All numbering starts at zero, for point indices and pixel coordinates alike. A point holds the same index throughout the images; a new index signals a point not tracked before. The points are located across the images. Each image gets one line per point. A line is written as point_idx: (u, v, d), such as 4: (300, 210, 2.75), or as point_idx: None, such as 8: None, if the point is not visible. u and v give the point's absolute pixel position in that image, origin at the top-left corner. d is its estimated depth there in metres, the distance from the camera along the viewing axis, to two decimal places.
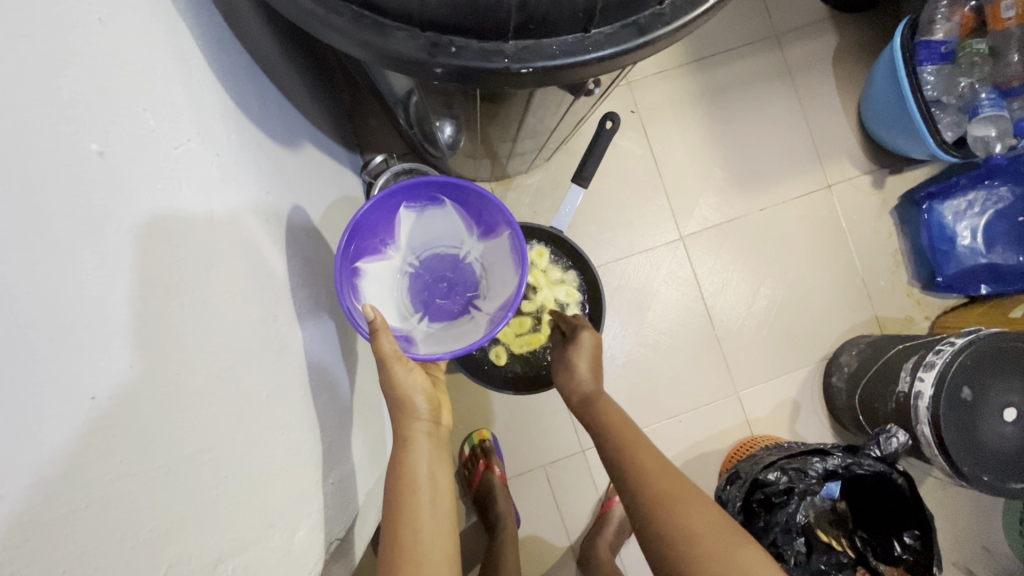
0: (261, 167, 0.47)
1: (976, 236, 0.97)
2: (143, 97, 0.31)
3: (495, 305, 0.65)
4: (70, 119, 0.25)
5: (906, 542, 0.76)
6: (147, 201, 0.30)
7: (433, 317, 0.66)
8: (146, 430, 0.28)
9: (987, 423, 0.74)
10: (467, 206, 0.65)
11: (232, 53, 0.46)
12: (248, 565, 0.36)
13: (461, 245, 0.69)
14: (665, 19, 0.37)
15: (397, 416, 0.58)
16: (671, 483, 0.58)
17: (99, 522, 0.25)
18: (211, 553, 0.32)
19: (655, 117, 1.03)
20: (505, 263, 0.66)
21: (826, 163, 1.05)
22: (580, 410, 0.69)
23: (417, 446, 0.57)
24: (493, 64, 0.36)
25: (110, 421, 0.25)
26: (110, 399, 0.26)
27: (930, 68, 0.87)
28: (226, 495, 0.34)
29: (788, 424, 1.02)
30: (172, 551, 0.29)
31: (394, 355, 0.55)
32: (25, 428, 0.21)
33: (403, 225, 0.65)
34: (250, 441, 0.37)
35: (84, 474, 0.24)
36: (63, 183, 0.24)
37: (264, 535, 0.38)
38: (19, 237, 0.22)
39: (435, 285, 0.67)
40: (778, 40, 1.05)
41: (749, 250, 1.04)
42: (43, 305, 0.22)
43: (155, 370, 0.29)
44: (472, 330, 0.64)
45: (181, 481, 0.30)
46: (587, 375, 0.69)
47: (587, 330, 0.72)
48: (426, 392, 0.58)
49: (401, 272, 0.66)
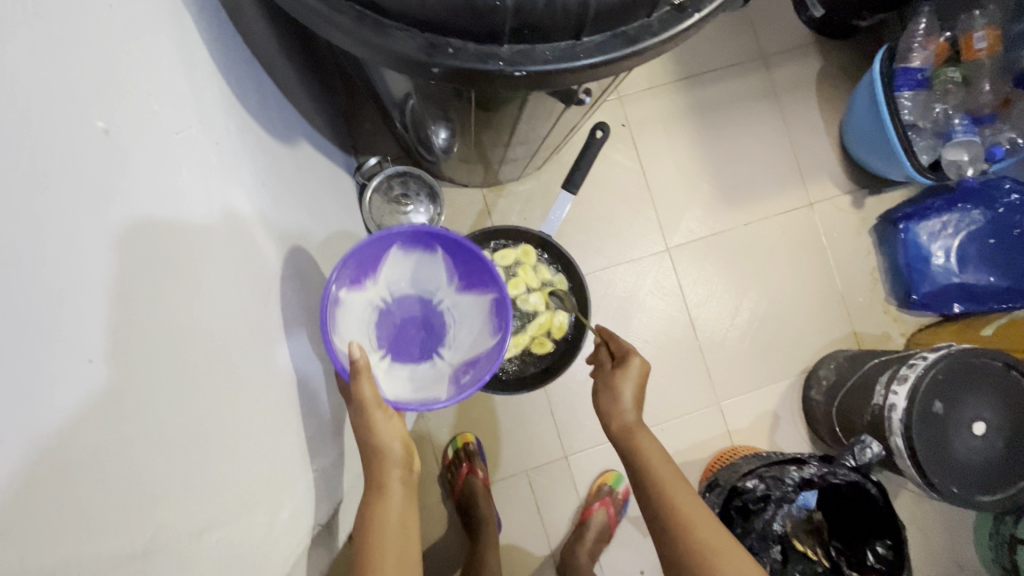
0: (257, 158, 0.48)
1: (949, 257, 1.00)
2: (148, 82, 0.32)
3: (462, 359, 0.67)
4: (79, 96, 0.27)
5: (878, 552, 0.78)
6: (150, 180, 0.31)
7: (396, 356, 0.65)
8: (142, 396, 0.29)
9: (957, 436, 0.77)
10: (456, 259, 0.67)
11: (233, 48, 0.47)
12: (230, 542, 0.36)
13: (436, 290, 0.69)
14: (654, 30, 0.39)
15: (372, 462, 0.58)
16: (710, 531, 0.60)
17: (83, 478, 0.26)
18: (193, 523, 0.33)
19: (645, 131, 1.06)
20: (481, 321, 0.68)
21: (808, 181, 1.08)
22: (619, 438, 0.70)
23: (391, 493, 0.58)
24: (487, 66, 0.38)
25: (109, 383, 0.27)
26: (106, 361, 0.27)
27: (907, 93, 0.90)
28: (211, 469, 0.34)
29: (767, 434, 1.04)
30: (156, 516, 0.30)
31: (374, 402, 0.55)
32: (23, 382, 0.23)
33: (389, 260, 0.65)
34: (237, 419, 0.37)
35: (76, 431, 0.25)
36: (69, 155, 0.26)
37: (247, 512, 0.38)
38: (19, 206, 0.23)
39: (403, 325, 0.67)
40: (765, 62, 1.08)
41: (734, 264, 1.06)
42: (49, 272, 0.24)
43: (147, 339, 0.30)
44: (435, 380, 0.65)
45: (168, 449, 0.31)
46: (630, 406, 0.70)
47: (638, 356, 0.72)
48: (402, 439, 0.59)
49: (373, 305, 0.65)
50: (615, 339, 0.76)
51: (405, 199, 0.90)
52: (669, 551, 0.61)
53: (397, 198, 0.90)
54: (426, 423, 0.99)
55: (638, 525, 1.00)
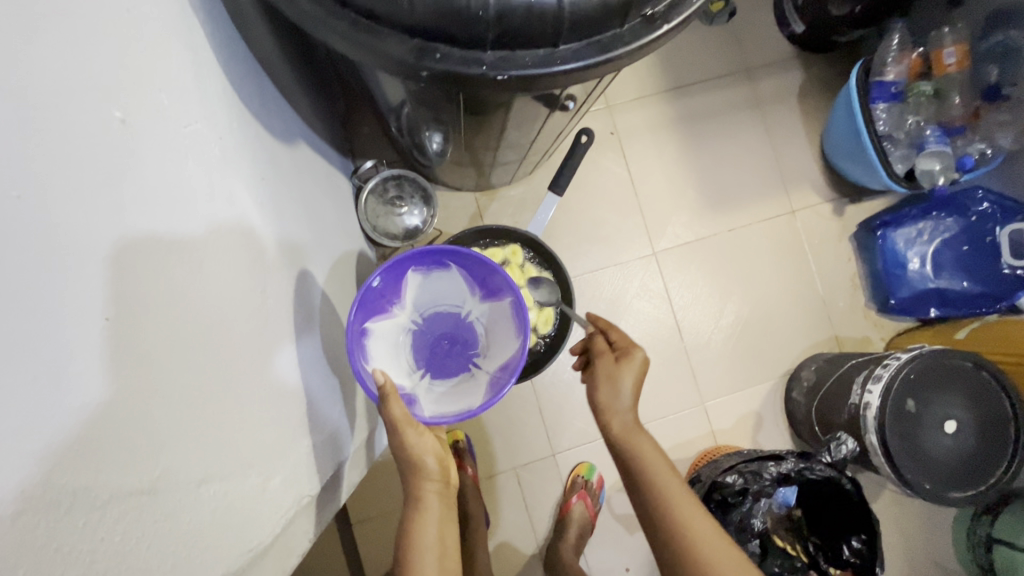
0: (259, 154, 0.51)
1: (924, 262, 1.03)
2: (158, 80, 0.36)
3: (496, 365, 0.68)
4: (98, 89, 0.30)
5: (853, 546, 0.80)
6: (156, 166, 0.35)
7: (435, 374, 0.70)
8: (144, 355, 0.32)
9: (927, 434, 0.80)
10: (470, 272, 0.69)
11: (238, 52, 0.51)
12: (223, 497, 0.40)
13: (462, 304, 0.72)
14: (626, 40, 0.42)
15: (408, 476, 0.61)
16: (722, 552, 0.61)
17: (98, 420, 0.29)
18: (192, 475, 0.36)
19: (633, 139, 1.10)
20: (506, 325, 0.69)
21: (791, 189, 1.12)
22: (620, 436, 0.70)
23: (427, 505, 0.60)
24: (471, 70, 0.41)
25: (118, 339, 0.30)
26: (116, 320, 0.30)
27: (881, 106, 0.95)
28: (209, 428, 0.38)
29: (751, 434, 1.06)
30: (160, 463, 0.33)
31: (405, 420, 0.58)
32: (51, 326, 0.26)
33: (408, 287, 0.69)
34: (233, 387, 0.41)
35: (95, 378, 0.28)
36: (86, 139, 0.29)
37: (240, 474, 0.41)
38: (50, 178, 0.27)
39: (437, 343, 0.71)
40: (749, 75, 1.13)
41: (718, 268, 1.10)
42: (67, 236, 0.27)
43: (149, 304, 0.33)
44: (473, 388, 0.68)
45: (171, 405, 0.34)
46: (630, 395, 0.71)
47: (640, 350, 0.73)
48: (437, 453, 0.61)
49: (405, 329, 0.70)
50: (615, 329, 0.76)
51: (400, 203, 0.93)
52: (673, 559, 0.63)
53: (392, 200, 0.93)
54: None
55: (625, 523, 1.02)
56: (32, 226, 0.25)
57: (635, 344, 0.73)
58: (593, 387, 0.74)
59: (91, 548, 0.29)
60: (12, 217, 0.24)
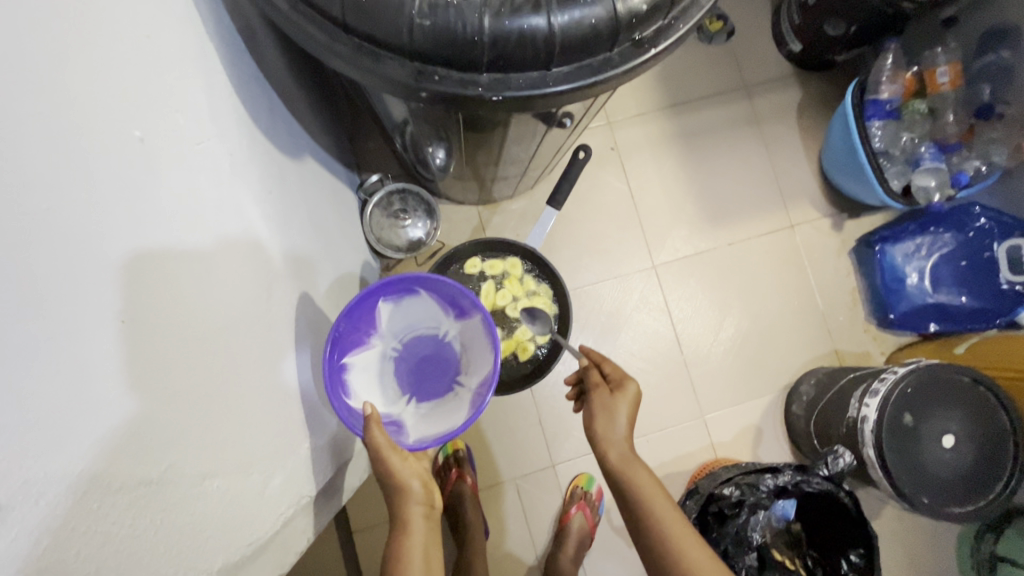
0: (267, 168, 0.53)
1: (922, 277, 1.04)
2: (175, 100, 0.39)
3: (477, 382, 0.69)
4: (120, 110, 0.33)
5: (852, 560, 0.80)
6: (171, 180, 0.37)
7: (421, 397, 0.70)
8: (157, 354, 0.34)
9: (928, 448, 0.80)
10: (441, 295, 0.70)
11: (250, 72, 0.54)
12: (226, 492, 0.41)
13: (439, 325, 0.73)
14: (615, 62, 0.44)
15: (395, 500, 0.63)
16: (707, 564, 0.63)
17: (117, 417, 0.31)
18: (197, 469, 0.38)
19: (634, 155, 1.12)
20: (482, 342, 0.70)
21: (789, 204, 1.13)
22: (617, 467, 0.70)
23: (413, 528, 0.61)
24: (467, 91, 0.44)
25: (133, 339, 0.32)
26: (132, 323, 0.32)
27: (877, 123, 0.96)
28: (212, 425, 0.39)
29: (751, 448, 1.07)
30: (167, 458, 0.35)
31: (388, 446, 0.59)
32: (74, 325, 0.28)
33: (382, 316, 0.69)
34: (236, 387, 0.42)
35: (112, 374, 0.30)
36: (109, 155, 0.32)
37: (242, 472, 0.43)
38: (78, 189, 0.29)
39: (420, 366, 0.71)
40: (748, 92, 1.15)
41: (718, 281, 1.11)
42: (92, 242, 0.30)
43: (161, 307, 0.35)
44: (458, 407, 0.68)
45: (180, 402, 0.36)
46: (624, 430, 0.72)
47: (633, 380, 0.74)
48: (421, 477, 0.63)
49: (386, 357, 0.70)
50: (609, 363, 0.78)
51: (404, 215, 0.95)
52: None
53: (396, 213, 0.95)
54: None
55: (624, 535, 1.02)
56: (59, 231, 0.28)
57: (629, 375, 0.75)
58: (591, 421, 0.75)
59: (105, 530, 0.30)
60: (40, 224, 0.26)
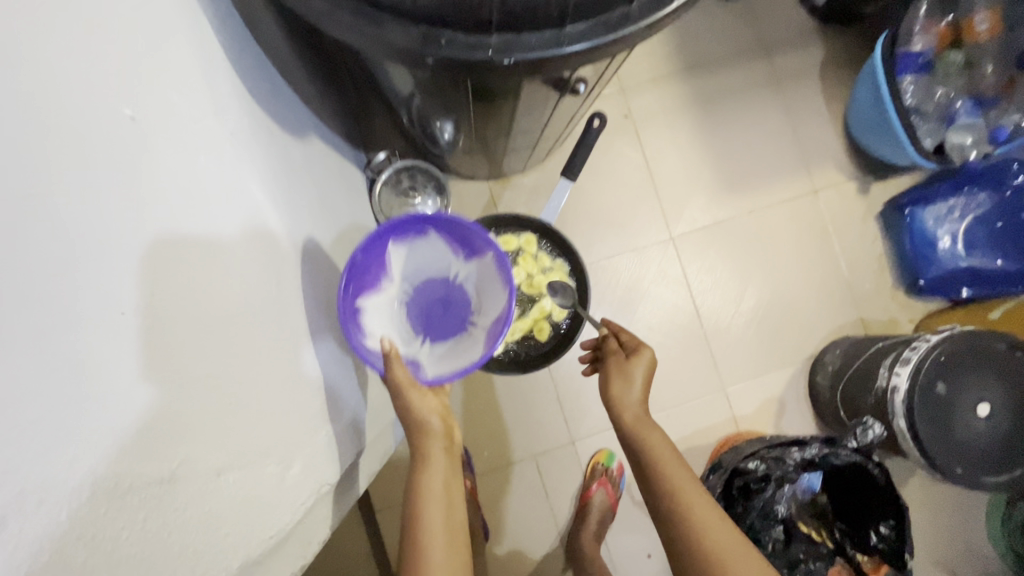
0: (270, 147, 0.51)
1: (955, 241, 1.00)
2: (166, 75, 0.36)
3: (490, 319, 0.68)
4: (103, 89, 0.31)
5: (881, 532, 0.78)
6: (168, 162, 0.35)
7: (435, 338, 0.69)
8: (169, 344, 0.34)
9: (961, 417, 0.77)
10: (451, 233, 0.68)
11: (247, 47, 0.51)
12: (242, 482, 0.41)
13: (449, 267, 0.71)
14: (634, 18, 0.41)
15: (415, 437, 0.62)
16: (725, 534, 0.60)
17: (127, 416, 0.31)
18: (207, 463, 0.37)
19: (648, 122, 1.07)
20: (495, 280, 0.69)
21: (812, 168, 1.08)
22: (632, 428, 0.70)
23: (434, 462, 0.61)
24: (475, 54, 0.41)
25: (138, 330, 0.32)
26: (137, 314, 0.32)
27: (908, 77, 0.91)
28: (224, 416, 0.39)
29: (773, 420, 1.05)
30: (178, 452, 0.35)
31: (408, 382, 0.60)
32: (68, 322, 0.28)
33: (391, 258, 0.67)
34: (249, 377, 0.42)
35: (118, 366, 0.31)
36: (100, 141, 0.31)
37: (258, 463, 0.43)
38: (61, 184, 0.28)
39: (432, 308, 0.70)
40: (767, 51, 1.09)
41: (737, 252, 1.07)
42: (87, 236, 0.29)
43: (160, 294, 0.34)
44: (473, 345, 0.67)
45: (188, 396, 0.36)
46: (639, 392, 0.71)
47: (648, 346, 0.74)
48: (440, 414, 0.63)
49: (398, 300, 0.69)
50: (626, 332, 0.78)
51: (413, 193, 0.93)
52: (674, 539, 0.62)
53: (406, 191, 0.93)
54: None
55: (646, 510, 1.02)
56: (38, 229, 0.27)
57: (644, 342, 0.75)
58: (605, 383, 0.75)
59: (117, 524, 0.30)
60: (24, 220, 0.26)
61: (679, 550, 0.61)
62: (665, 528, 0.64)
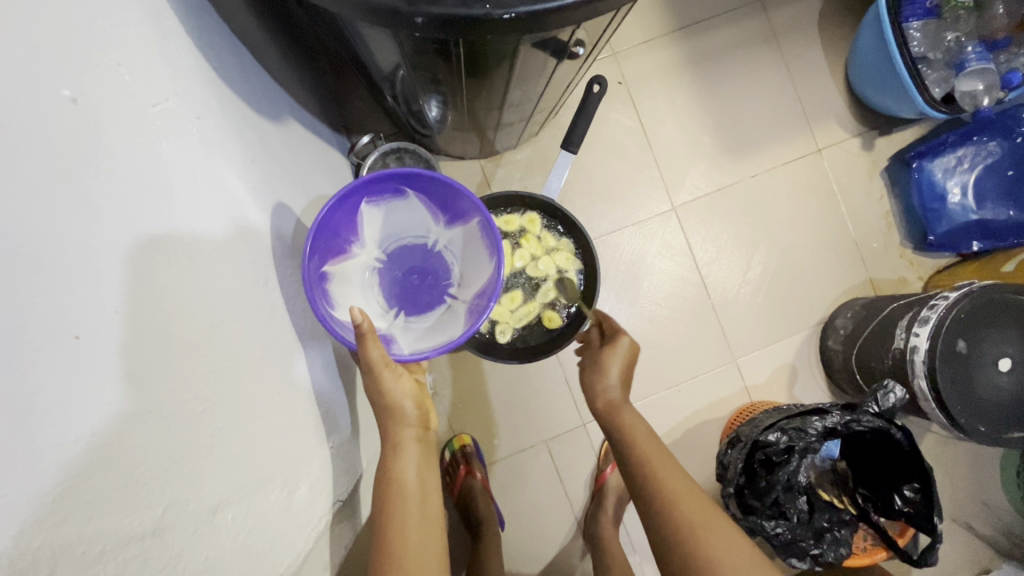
0: (245, 135, 0.46)
1: (965, 193, 0.97)
2: (117, 51, 0.31)
3: (472, 293, 0.65)
4: (38, 64, 0.25)
5: (907, 495, 0.76)
6: (125, 153, 0.30)
7: (410, 310, 0.65)
8: (142, 368, 0.29)
9: (982, 373, 0.75)
10: (431, 195, 0.64)
11: (208, 22, 0.45)
12: (247, 513, 0.38)
13: (427, 233, 0.67)
14: None
15: (384, 422, 0.58)
16: (694, 505, 0.58)
17: (94, 457, 0.26)
18: (205, 501, 0.34)
19: (643, 88, 1.02)
20: (478, 249, 0.66)
21: (815, 126, 1.04)
22: (603, 415, 0.70)
23: (406, 451, 0.57)
24: (473, 11, 0.36)
25: (99, 357, 0.27)
26: (95, 335, 0.26)
27: (914, 25, 0.87)
28: (220, 443, 0.35)
29: (786, 388, 1.03)
30: (167, 493, 0.31)
31: (383, 362, 0.54)
32: (14, 356, 0.23)
33: (365, 221, 0.62)
34: (243, 399, 0.38)
35: (78, 402, 0.25)
36: (36, 123, 0.25)
37: (261, 489, 0.39)
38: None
39: (408, 277, 0.66)
40: (764, 5, 1.04)
41: (741, 219, 1.04)
42: (32, 245, 0.24)
43: (125, 308, 0.28)
44: (452, 319, 0.64)
45: (176, 428, 0.31)
46: (616, 382, 0.69)
47: (625, 335, 0.72)
48: (414, 398, 0.59)
49: (370, 268, 0.64)
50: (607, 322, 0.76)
51: None
52: (650, 522, 0.60)
53: None
54: (440, 401, 0.98)
55: None
56: None
57: (623, 330, 0.73)
58: (585, 373, 0.74)
59: None
60: None
61: (657, 535, 0.59)
62: (640, 506, 0.62)
